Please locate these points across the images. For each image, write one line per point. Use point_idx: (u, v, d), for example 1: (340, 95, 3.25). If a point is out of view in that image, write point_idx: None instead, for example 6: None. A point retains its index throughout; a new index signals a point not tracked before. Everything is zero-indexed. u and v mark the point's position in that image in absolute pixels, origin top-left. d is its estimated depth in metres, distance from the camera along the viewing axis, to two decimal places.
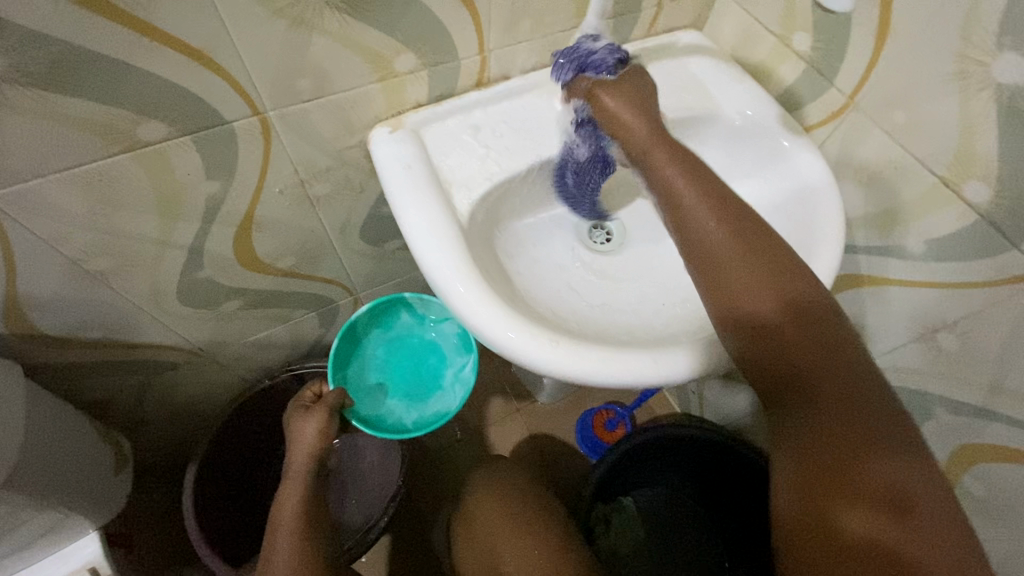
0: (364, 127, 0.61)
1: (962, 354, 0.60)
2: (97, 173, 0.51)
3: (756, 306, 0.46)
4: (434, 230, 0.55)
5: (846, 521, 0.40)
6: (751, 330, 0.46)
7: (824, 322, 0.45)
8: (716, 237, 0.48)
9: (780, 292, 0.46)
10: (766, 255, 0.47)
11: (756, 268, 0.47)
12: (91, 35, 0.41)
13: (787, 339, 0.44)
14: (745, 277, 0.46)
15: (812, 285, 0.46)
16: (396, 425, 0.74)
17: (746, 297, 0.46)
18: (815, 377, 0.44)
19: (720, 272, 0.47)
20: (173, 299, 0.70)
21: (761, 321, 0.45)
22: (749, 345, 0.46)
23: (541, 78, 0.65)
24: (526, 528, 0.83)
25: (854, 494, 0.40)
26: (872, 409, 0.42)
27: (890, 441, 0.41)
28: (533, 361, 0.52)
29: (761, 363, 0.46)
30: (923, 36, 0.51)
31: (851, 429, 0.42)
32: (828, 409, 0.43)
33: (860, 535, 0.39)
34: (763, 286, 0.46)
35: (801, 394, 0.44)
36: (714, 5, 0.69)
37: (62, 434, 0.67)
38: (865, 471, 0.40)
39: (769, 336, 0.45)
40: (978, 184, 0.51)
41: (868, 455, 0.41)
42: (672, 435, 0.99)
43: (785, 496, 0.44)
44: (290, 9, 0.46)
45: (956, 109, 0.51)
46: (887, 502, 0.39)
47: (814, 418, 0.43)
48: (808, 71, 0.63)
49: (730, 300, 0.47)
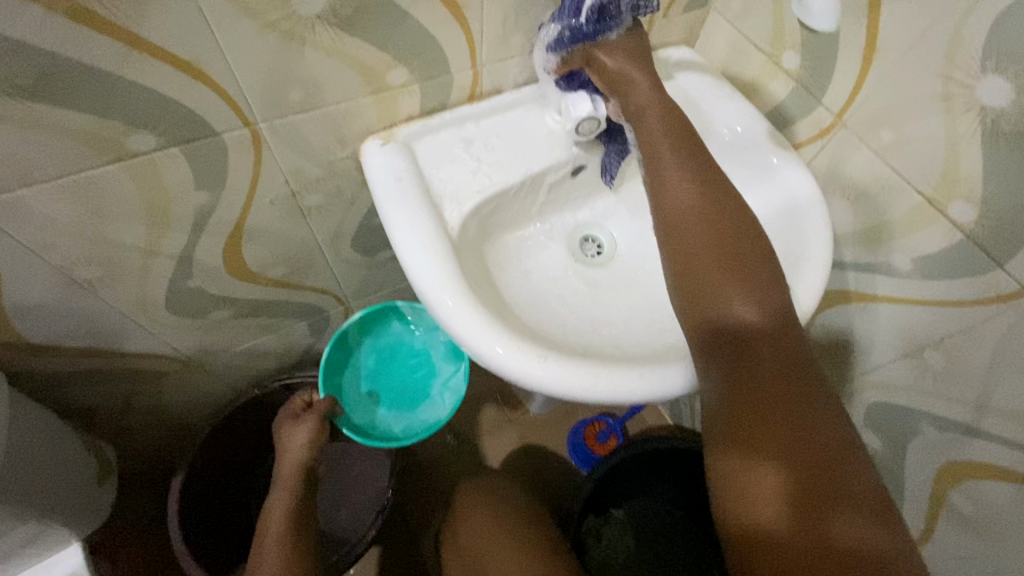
0: (355, 139, 0.62)
1: (949, 372, 0.60)
2: (84, 183, 0.51)
3: (736, 312, 0.45)
4: (422, 241, 0.55)
5: (837, 532, 0.37)
6: (729, 332, 0.45)
7: (794, 331, 0.46)
8: (699, 244, 0.49)
9: (758, 302, 0.46)
10: (742, 260, 0.48)
11: (733, 275, 0.47)
12: (79, 47, 0.41)
13: (766, 343, 0.44)
14: (726, 285, 0.46)
15: (784, 297, 0.47)
16: (385, 434, 0.74)
17: (726, 298, 0.46)
18: (792, 385, 0.42)
19: (700, 274, 0.47)
20: (161, 308, 0.69)
21: (742, 327, 0.45)
22: (723, 348, 0.45)
23: (532, 93, 0.65)
24: (512, 541, 0.82)
25: (838, 504, 0.38)
26: (837, 417, 0.42)
27: (853, 449, 0.41)
28: (517, 374, 0.52)
29: (742, 364, 0.44)
30: (909, 57, 0.52)
31: (829, 439, 0.40)
32: (805, 416, 0.41)
33: (849, 544, 0.37)
34: (744, 289, 0.46)
35: (779, 399, 0.42)
36: (704, 21, 0.69)
37: (45, 445, 0.66)
38: (845, 478, 0.39)
39: (747, 339, 0.44)
40: (963, 204, 0.52)
41: (845, 465, 0.39)
42: (662, 448, 0.99)
43: (769, 511, 0.39)
44: (282, 24, 0.47)
45: (942, 129, 0.51)
46: (864, 508, 0.38)
47: (794, 421, 0.41)
48: (797, 88, 0.63)
49: (711, 307, 0.46)
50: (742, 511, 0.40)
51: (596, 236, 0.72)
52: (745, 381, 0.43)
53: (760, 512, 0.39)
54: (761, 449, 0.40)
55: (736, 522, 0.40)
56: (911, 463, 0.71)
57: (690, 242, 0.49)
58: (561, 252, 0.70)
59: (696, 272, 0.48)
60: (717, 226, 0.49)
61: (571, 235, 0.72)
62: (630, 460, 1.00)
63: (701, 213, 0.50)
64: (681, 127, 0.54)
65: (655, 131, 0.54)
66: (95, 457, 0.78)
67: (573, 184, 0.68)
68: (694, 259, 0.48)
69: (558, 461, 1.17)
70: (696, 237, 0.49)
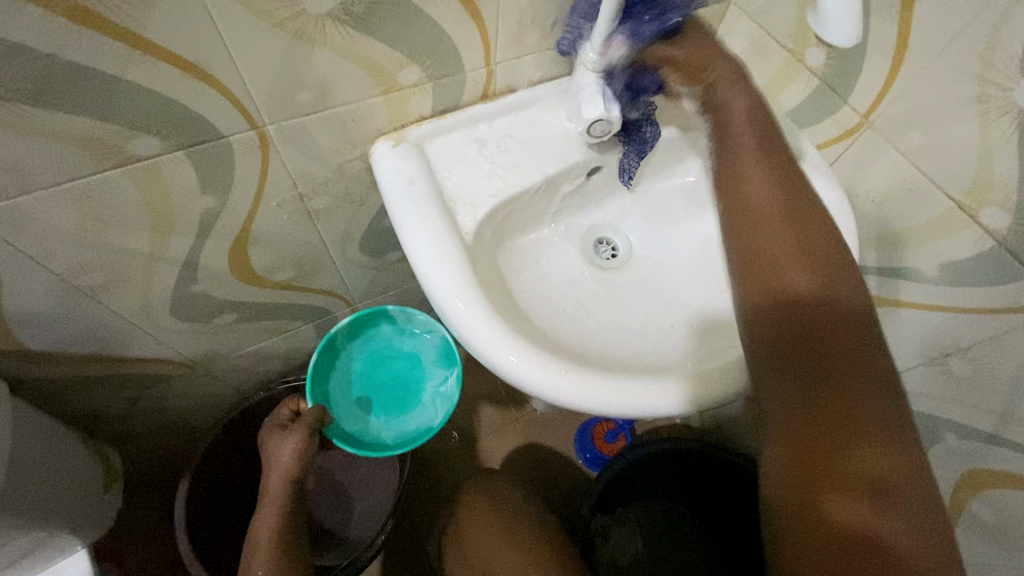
0: (365, 141, 0.60)
1: (973, 380, 0.59)
2: (86, 189, 0.49)
3: (787, 284, 0.46)
4: (435, 247, 0.53)
5: (831, 506, 0.38)
6: (782, 307, 0.46)
7: (849, 310, 0.45)
8: (760, 219, 0.50)
9: (812, 271, 0.46)
10: (806, 237, 0.48)
11: (790, 246, 0.48)
12: (78, 50, 0.39)
13: (818, 317, 0.44)
14: (780, 255, 0.48)
15: (859, 288, 0.46)
16: (375, 442, 0.72)
17: (779, 272, 0.47)
18: (826, 360, 0.43)
19: (760, 250, 0.49)
20: (165, 313, 0.68)
21: (791, 299, 0.46)
22: (765, 320, 0.46)
23: (547, 92, 0.63)
24: (518, 540, 0.82)
25: (838, 480, 0.39)
26: (872, 397, 0.41)
27: (878, 429, 0.40)
28: (535, 384, 0.50)
29: (781, 337, 0.45)
30: (942, 57, 0.50)
31: (852, 417, 0.40)
32: (828, 392, 0.42)
33: (842, 517, 0.37)
34: (805, 269, 0.46)
35: (806, 376, 0.43)
36: (725, 17, 0.67)
37: (47, 454, 0.65)
38: (854, 460, 0.39)
39: (793, 313, 0.45)
40: (995, 210, 0.50)
41: (859, 445, 0.39)
42: (677, 448, 0.98)
43: (773, 479, 0.42)
44: (290, 22, 0.44)
45: (976, 132, 0.49)
46: (871, 488, 0.38)
47: (816, 399, 0.42)
48: (820, 88, 0.61)
49: (764, 280, 0.48)
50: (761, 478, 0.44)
51: (611, 238, 0.70)
52: (779, 356, 0.45)
53: (767, 479, 0.43)
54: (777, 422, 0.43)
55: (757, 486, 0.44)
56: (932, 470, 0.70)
57: (749, 220, 0.51)
58: (576, 254, 0.68)
59: (757, 252, 0.49)
60: (773, 203, 0.50)
61: (585, 238, 0.70)
62: (641, 461, 1.00)
63: (772, 188, 0.50)
64: (725, 130, 0.54)
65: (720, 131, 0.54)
66: (99, 463, 0.77)
67: (588, 186, 0.66)
68: (759, 240, 0.49)
69: (566, 459, 1.16)
70: (755, 212, 0.51)
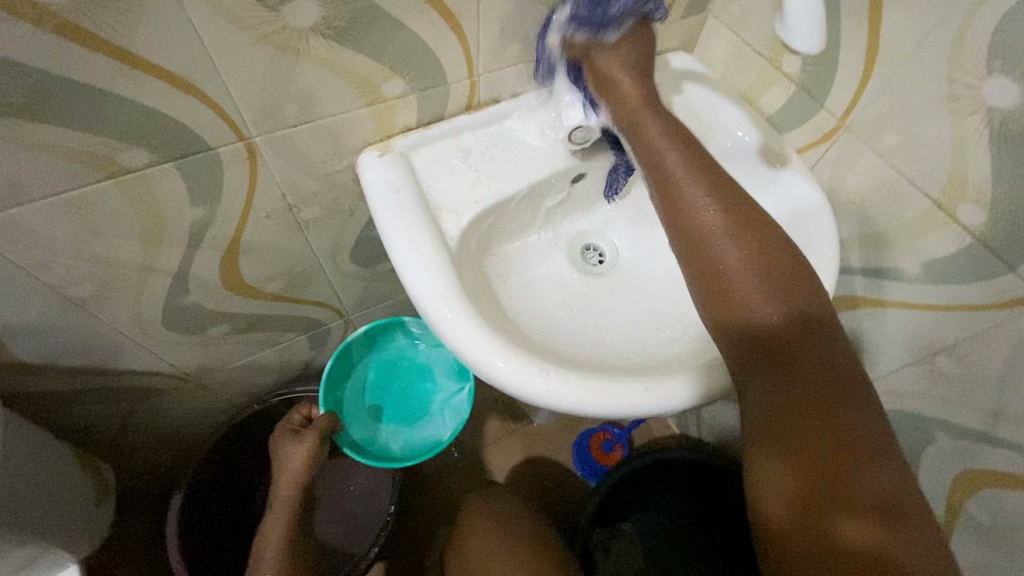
0: (352, 152, 0.61)
1: (962, 378, 0.59)
2: (77, 202, 0.50)
3: (760, 314, 0.44)
4: (420, 254, 0.54)
5: (847, 533, 0.38)
6: (754, 336, 0.44)
7: (820, 330, 0.44)
8: (721, 246, 0.46)
9: (782, 297, 0.44)
10: (769, 255, 0.46)
11: (758, 269, 0.45)
12: (69, 65, 0.40)
13: (797, 349, 0.43)
14: (749, 280, 0.45)
15: (817, 298, 0.45)
16: (384, 452, 0.73)
17: (747, 301, 0.44)
18: (818, 388, 0.41)
19: (726, 276, 0.45)
20: (159, 325, 0.69)
21: (764, 333, 0.44)
22: (748, 353, 0.44)
23: (530, 102, 0.64)
24: (519, 554, 0.80)
25: (851, 506, 0.38)
26: (864, 416, 0.41)
27: (878, 447, 0.40)
28: (521, 388, 0.50)
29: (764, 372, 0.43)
30: (911, 59, 0.51)
31: (855, 439, 0.40)
32: (828, 417, 0.40)
33: (858, 543, 0.37)
34: (760, 288, 0.44)
35: (806, 403, 0.41)
36: (704, 28, 0.69)
37: (39, 467, 0.65)
38: (863, 484, 0.38)
39: (773, 345, 0.43)
40: (972, 207, 0.51)
41: (865, 467, 0.39)
42: (675, 458, 0.99)
43: (779, 506, 0.40)
44: (274, 36, 0.46)
45: (949, 132, 0.50)
46: (880, 510, 0.38)
47: (820, 426, 0.40)
48: (798, 93, 0.62)
49: (733, 310, 0.45)
50: (757, 505, 0.43)
51: (597, 244, 0.71)
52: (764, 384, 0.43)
53: (772, 508, 0.41)
54: (774, 448, 0.41)
55: (753, 512, 0.43)
56: (927, 473, 0.69)
57: (710, 242, 0.47)
58: (564, 261, 0.69)
59: (713, 273, 0.46)
60: (726, 219, 0.47)
61: (573, 244, 0.71)
62: (642, 471, 0.99)
63: (725, 208, 0.47)
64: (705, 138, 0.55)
65: (656, 134, 0.51)
66: (90, 478, 0.77)
67: (572, 197, 0.68)
68: (712, 260, 0.46)
69: (564, 471, 1.16)
70: (720, 235, 0.47)
